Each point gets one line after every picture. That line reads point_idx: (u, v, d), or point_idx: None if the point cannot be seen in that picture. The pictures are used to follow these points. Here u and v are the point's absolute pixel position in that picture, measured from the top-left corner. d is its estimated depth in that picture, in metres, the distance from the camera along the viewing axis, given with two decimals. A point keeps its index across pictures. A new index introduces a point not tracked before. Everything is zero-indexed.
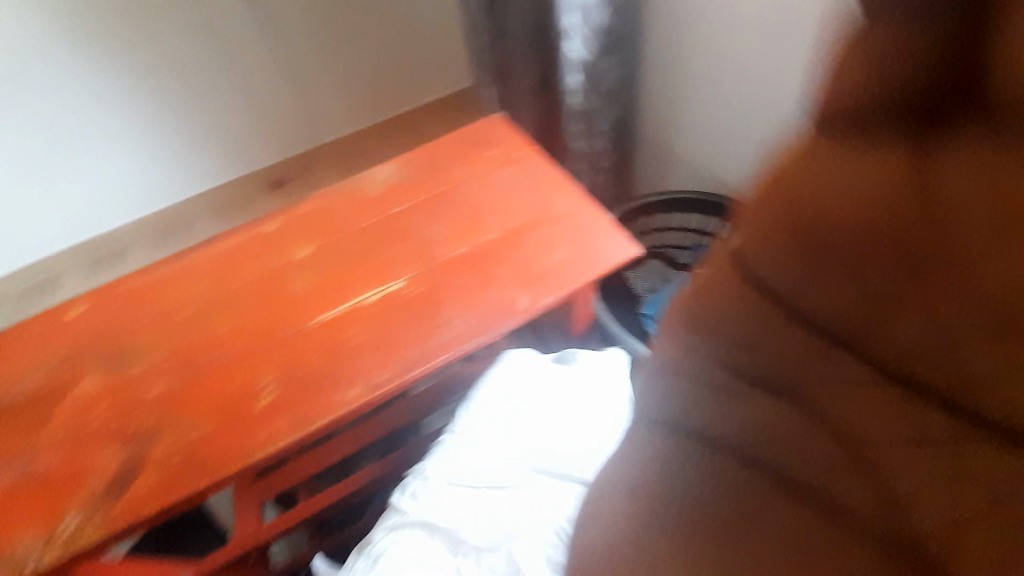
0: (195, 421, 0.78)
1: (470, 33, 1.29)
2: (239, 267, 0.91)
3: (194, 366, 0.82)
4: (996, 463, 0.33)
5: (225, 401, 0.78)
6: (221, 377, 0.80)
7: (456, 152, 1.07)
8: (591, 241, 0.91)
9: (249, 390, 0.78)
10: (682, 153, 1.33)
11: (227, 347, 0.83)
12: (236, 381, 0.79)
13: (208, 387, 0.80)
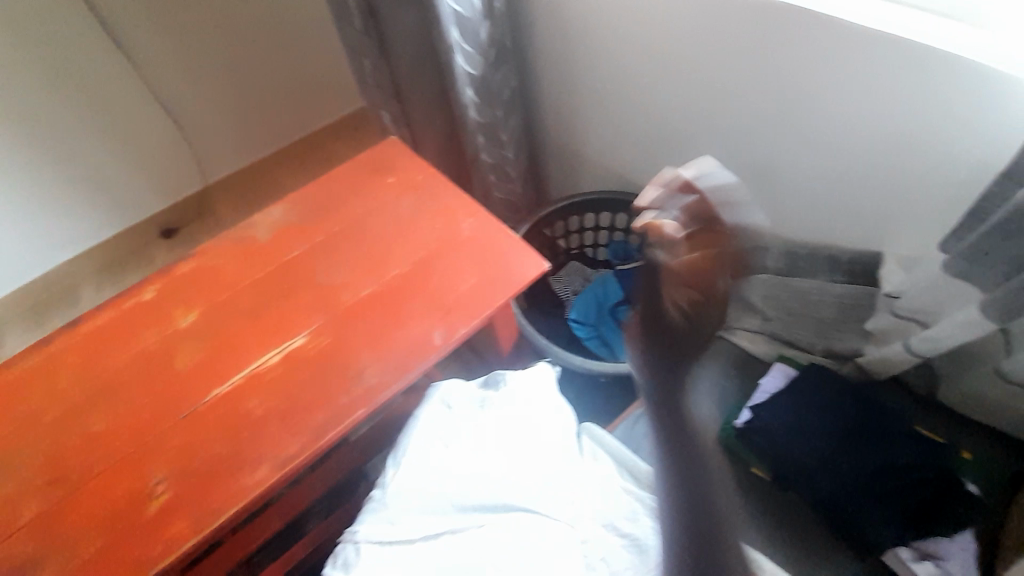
0: (78, 546, 0.67)
1: (353, 53, 1.21)
2: (108, 369, 0.80)
3: (72, 474, 0.72)
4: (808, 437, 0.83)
5: (111, 516, 0.68)
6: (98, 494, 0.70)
7: (352, 185, 1.00)
8: (488, 259, 0.88)
9: (139, 500, 0.69)
10: (589, 154, 1.33)
11: (97, 464, 0.71)
12: (116, 511, 0.68)
13: (85, 504, 0.69)
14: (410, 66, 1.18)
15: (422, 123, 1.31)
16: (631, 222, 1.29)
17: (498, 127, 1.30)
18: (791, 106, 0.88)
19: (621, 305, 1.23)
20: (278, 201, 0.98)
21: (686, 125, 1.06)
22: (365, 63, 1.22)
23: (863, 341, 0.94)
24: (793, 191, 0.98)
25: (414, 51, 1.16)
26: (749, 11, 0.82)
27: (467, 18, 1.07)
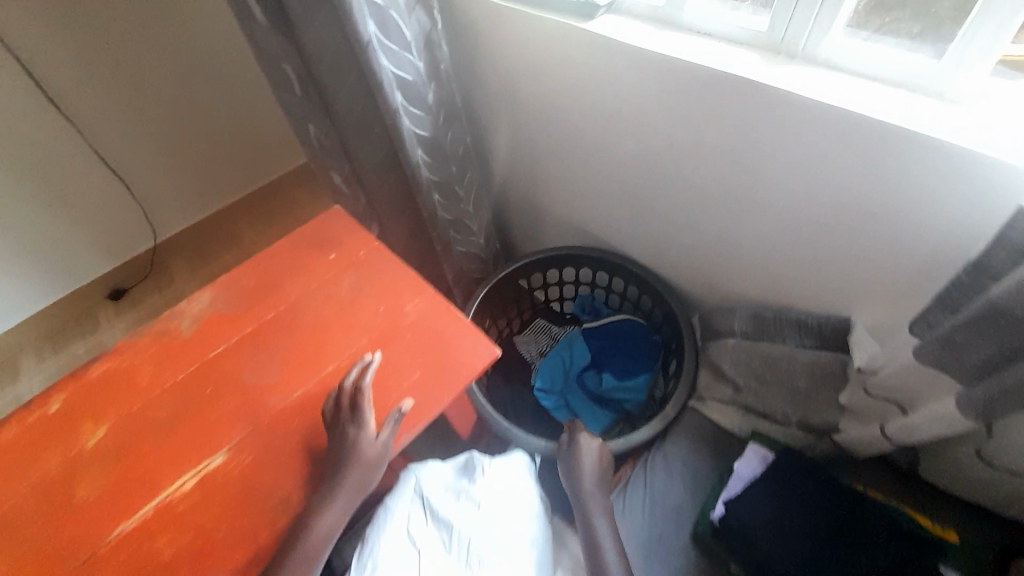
0: None
1: (296, 117, 1.15)
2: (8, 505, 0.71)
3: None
4: (769, 519, 0.78)
5: None
6: None
7: (289, 264, 0.93)
8: (426, 350, 0.82)
9: None
10: (549, 207, 1.28)
11: None
12: None
13: None
14: (356, 130, 1.13)
15: (375, 183, 1.25)
16: (595, 276, 1.25)
17: (453, 185, 1.25)
18: (747, 172, 0.84)
19: (586, 371, 1.21)
20: (206, 286, 0.90)
21: (644, 184, 1.02)
22: (311, 126, 1.16)
23: (839, 415, 0.88)
24: (752, 253, 0.95)
25: (360, 115, 1.10)
26: (700, 81, 0.78)
27: (412, 83, 1.02)
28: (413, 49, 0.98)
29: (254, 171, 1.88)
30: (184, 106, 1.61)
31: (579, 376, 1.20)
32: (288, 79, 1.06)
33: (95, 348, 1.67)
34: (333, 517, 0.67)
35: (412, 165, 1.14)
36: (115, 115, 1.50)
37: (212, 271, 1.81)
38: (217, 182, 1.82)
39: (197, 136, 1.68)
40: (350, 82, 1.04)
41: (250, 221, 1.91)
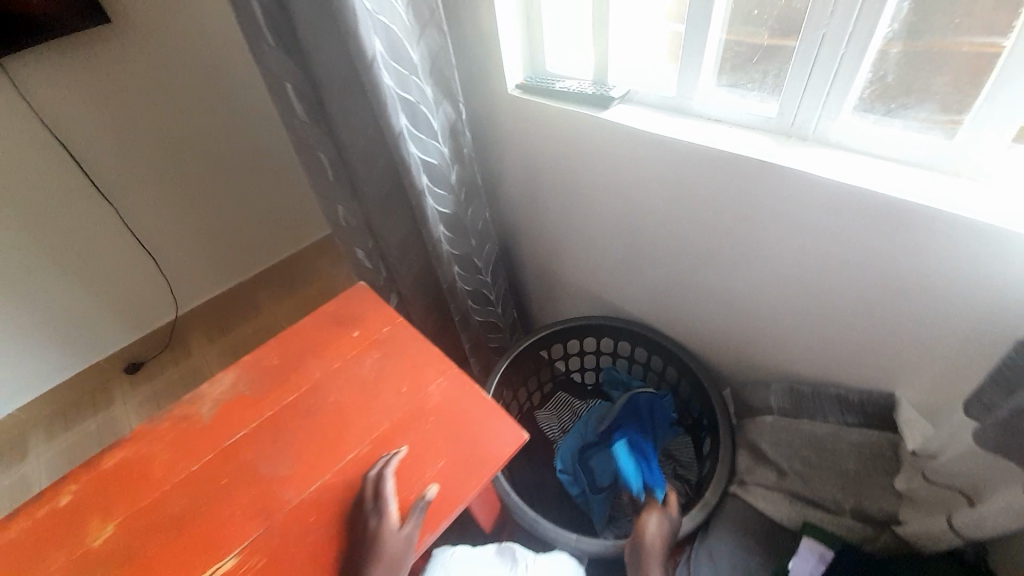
0: None
1: (325, 199, 1.21)
2: None
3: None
4: None
5: None
6: None
7: (313, 344, 0.93)
8: (449, 434, 0.79)
9: None
10: (569, 278, 1.29)
11: None
12: None
13: None
14: (382, 212, 1.17)
15: (397, 258, 1.28)
16: (617, 345, 1.22)
17: (472, 257, 1.27)
18: (771, 246, 0.84)
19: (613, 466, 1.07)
20: (229, 368, 0.89)
21: (664, 258, 1.03)
22: (339, 208, 1.22)
23: (896, 502, 0.80)
24: (779, 325, 0.93)
25: (385, 196, 1.15)
26: (717, 163, 0.81)
27: (436, 167, 1.07)
28: (439, 137, 1.05)
29: (280, 243, 1.97)
30: (220, 187, 1.73)
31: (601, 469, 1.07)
32: (320, 166, 1.12)
33: (112, 425, 1.65)
34: None
35: (435, 241, 1.17)
36: (157, 197, 1.62)
37: (229, 343, 1.84)
38: (244, 256, 1.90)
39: (229, 213, 1.79)
40: (377, 167, 1.10)
41: (274, 294, 1.98)
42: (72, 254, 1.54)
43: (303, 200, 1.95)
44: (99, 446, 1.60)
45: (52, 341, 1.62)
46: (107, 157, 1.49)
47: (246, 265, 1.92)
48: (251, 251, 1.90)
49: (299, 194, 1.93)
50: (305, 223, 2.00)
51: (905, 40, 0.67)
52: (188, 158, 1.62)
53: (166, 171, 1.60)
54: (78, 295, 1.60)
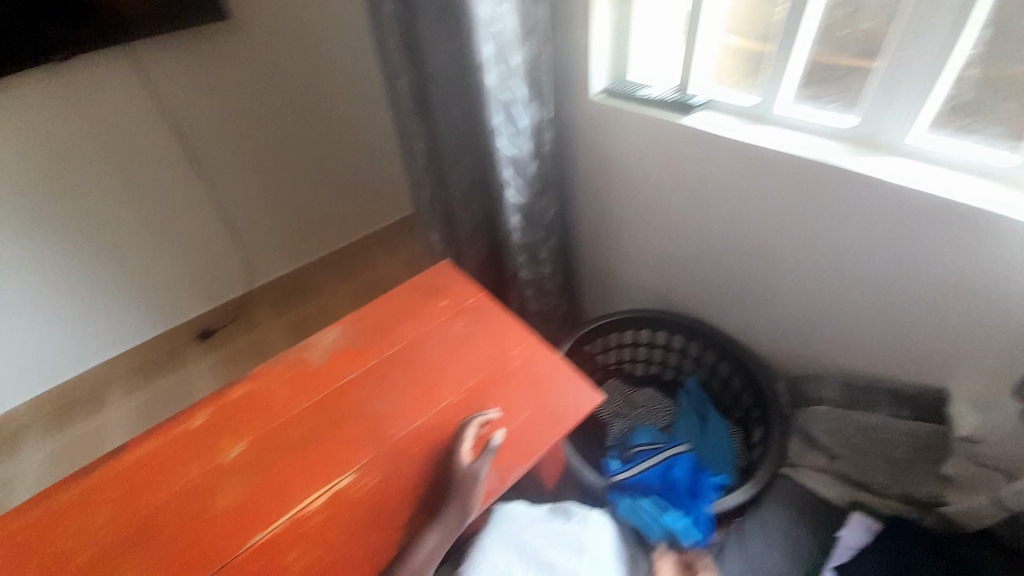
0: None
1: (414, 182, 1.35)
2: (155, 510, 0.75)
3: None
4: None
5: None
6: None
7: (407, 307, 1.03)
8: (533, 389, 0.88)
9: None
10: (627, 273, 1.38)
11: None
12: None
13: None
14: (462, 198, 1.29)
15: (468, 242, 1.39)
16: (671, 338, 1.27)
17: (537, 247, 1.37)
18: (834, 242, 0.92)
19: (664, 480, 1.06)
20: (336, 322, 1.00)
21: (727, 255, 1.11)
22: (424, 192, 1.35)
23: (939, 485, 0.87)
24: (837, 323, 1.00)
25: (469, 184, 1.27)
26: (791, 167, 0.89)
27: (518, 159, 1.19)
28: (524, 134, 1.16)
29: (345, 228, 2.16)
30: (301, 173, 1.93)
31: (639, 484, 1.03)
32: (415, 152, 1.26)
33: (187, 381, 1.80)
34: (432, 538, 0.68)
35: (507, 227, 1.28)
36: (248, 178, 1.81)
37: (290, 322, 1.97)
38: (314, 237, 2.09)
39: (305, 198, 1.98)
40: (465, 157, 1.23)
41: (336, 275, 2.14)
42: (169, 222, 1.73)
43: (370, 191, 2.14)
44: (175, 400, 1.74)
45: (141, 299, 1.79)
46: (211, 140, 1.68)
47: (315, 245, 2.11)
48: (321, 233, 2.10)
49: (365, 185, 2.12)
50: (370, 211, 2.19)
51: (984, 65, 0.77)
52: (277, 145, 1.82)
53: (257, 155, 1.79)
54: (170, 260, 1.78)
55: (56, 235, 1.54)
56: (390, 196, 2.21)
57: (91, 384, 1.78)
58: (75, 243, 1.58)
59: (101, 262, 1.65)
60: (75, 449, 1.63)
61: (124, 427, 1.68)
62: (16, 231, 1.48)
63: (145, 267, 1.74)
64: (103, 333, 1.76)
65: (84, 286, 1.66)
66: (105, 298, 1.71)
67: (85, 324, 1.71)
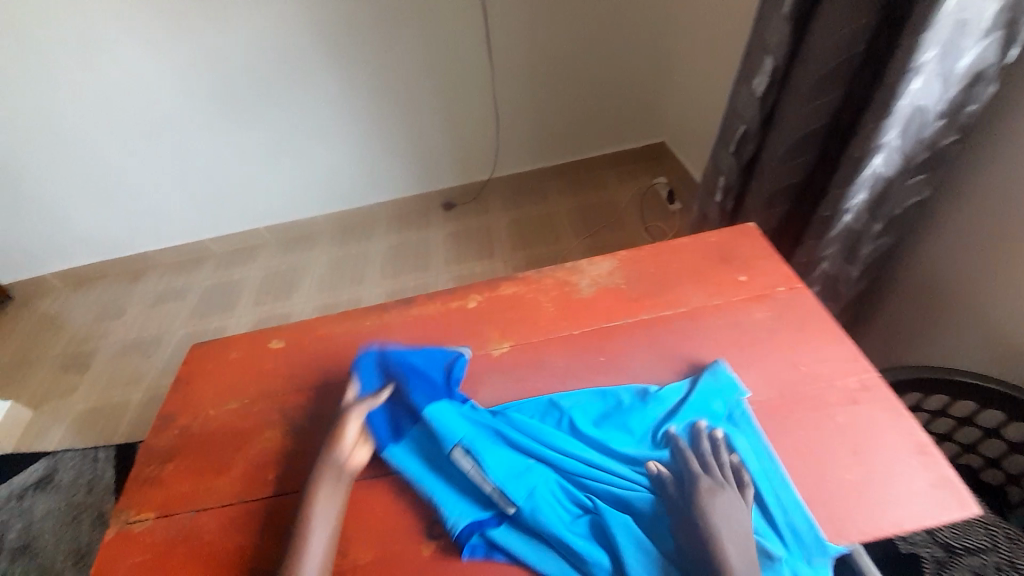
0: (354, 548, 0.64)
1: (729, 113, 1.08)
2: None
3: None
4: None
5: (384, 540, 0.64)
6: (380, 507, 0.67)
7: (694, 266, 0.85)
8: (855, 442, 0.62)
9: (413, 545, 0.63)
10: (992, 319, 0.95)
11: (389, 478, 0.69)
12: (399, 537, 0.64)
13: (363, 515, 0.67)
14: (791, 148, 1.00)
15: (765, 206, 1.11)
16: None
17: (862, 240, 1.03)
18: None
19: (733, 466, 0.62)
20: (609, 255, 0.91)
21: None
22: (736, 129, 1.08)
23: None
24: None
25: (812, 132, 0.97)
26: None
27: (921, 113, 0.85)
28: (950, 84, 0.82)
29: (597, 141, 2.13)
30: (581, 73, 1.95)
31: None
32: (757, 73, 0.98)
33: (427, 239, 2.06)
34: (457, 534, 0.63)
35: (844, 206, 0.96)
36: (531, 69, 1.90)
37: (519, 215, 2.07)
38: (565, 142, 2.11)
39: (574, 100, 2.01)
40: (830, 94, 0.92)
41: (569, 187, 2.14)
42: (457, 95, 1.93)
43: (639, 110, 2.07)
44: (416, 251, 2.02)
45: (410, 155, 2.06)
46: (518, 22, 1.79)
47: (563, 150, 2.13)
48: (574, 140, 2.12)
49: (635, 103, 2.04)
50: (627, 133, 2.12)
51: None
52: (570, 38, 1.85)
53: (549, 45, 1.86)
54: (446, 129, 2.01)
55: (371, 79, 1.85)
56: (650, 123, 2.11)
57: (363, 216, 2.18)
58: (389, 92, 1.88)
59: (400, 114, 1.94)
60: (345, 262, 2.05)
61: (377, 260, 2.02)
62: (360, 70, 1.82)
63: (427, 130, 2.00)
64: (383, 177, 2.11)
65: (381, 131, 1.98)
66: (393, 147, 2.02)
67: (373, 165, 2.06)
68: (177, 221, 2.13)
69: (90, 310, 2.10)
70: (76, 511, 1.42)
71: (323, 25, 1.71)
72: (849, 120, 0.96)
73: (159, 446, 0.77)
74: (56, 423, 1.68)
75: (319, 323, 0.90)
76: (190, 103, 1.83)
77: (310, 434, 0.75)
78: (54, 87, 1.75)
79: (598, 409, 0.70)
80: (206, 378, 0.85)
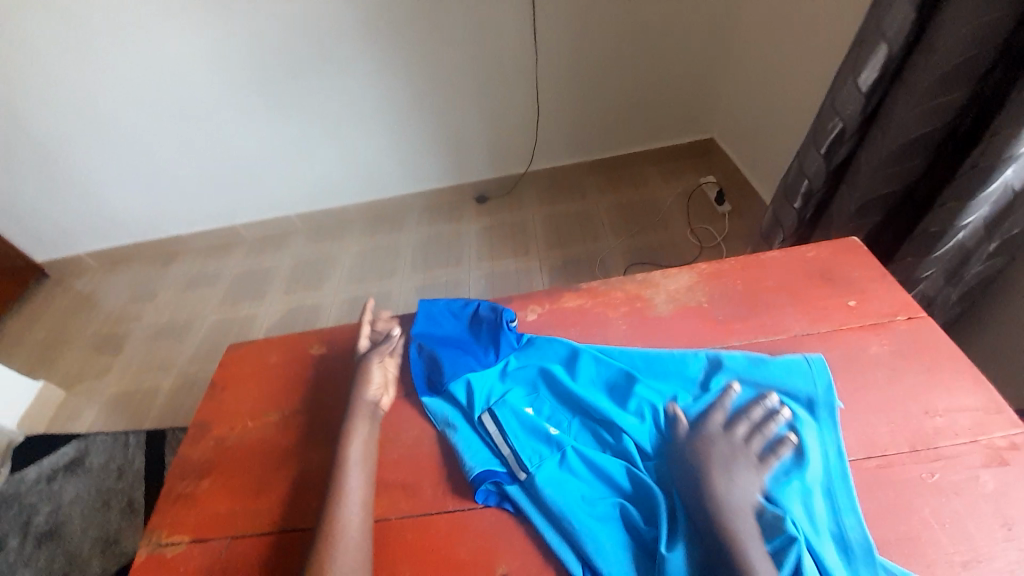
0: None
1: (824, 109, 0.96)
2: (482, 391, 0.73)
3: (418, 496, 0.66)
4: None
5: None
6: (434, 548, 0.61)
7: (787, 287, 0.76)
8: (1001, 514, 0.52)
9: None
10: None
11: (445, 516, 0.63)
12: None
13: (417, 556, 0.61)
14: (896, 152, 0.87)
15: (853, 216, 0.99)
16: None
17: (971, 260, 0.89)
18: None
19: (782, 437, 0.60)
20: (687, 268, 0.82)
21: None
22: (830, 126, 0.95)
23: None
24: None
25: (926, 135, 0.84)
26: None
27: None
28: None
29: (646, 137, 2.02)
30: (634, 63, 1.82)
31: (665, 547, 0.54)
32: (866, 65, 0.86)
33: (461, 233, 1.98)
34: None
35: (960, 222, 0.83)
36: (581, 58, 1.78)
37: (558, 212, 1.97)
38: (612, 137, 2.00)
39: (624, 93, 1.89)
40: (956, 92, 0.79)
41: (612, 184, 2.03)
42: (500, 84, 1.83)
43: (693, 105, 1.94)
44: (449, 246, 1.94)
45: (448, 146, 1.97)
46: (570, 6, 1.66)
47: (608, 145, 2.02)
48: (620, 136, 2.00)
49: (689, 97, 1.91)
50: (678, 129, 2.00)
51: None
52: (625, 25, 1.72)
53: (602, 33, 1.73)
54: (487, 120, 1.91)
55: (411, 64, 1.75)
56: (703, 120, 1.98)
57: (397, 208, 2.12)
58: (429, 78, 1.79)
59: (439, 102, 1.85)
60: (377, 253, 1.99)
61: (409, 252, 1.96)
62: (400, 55, 1.73)
63: (466, 119, 1.91)
64: (418, 167, 2.03)
65: (419, 119, 1.89)
66: (431, 136, 1.94)
67: (409, 154, 1.99)
68: (210, 206, 2.10)
69: (123, 291, 2.09)
70: (106, 496, 1.39)
71: (364, 5, 1.62)
72: (974, 123, 0.83)
73: (193, 458, 0.72)
74: (88, 405, 1.68)
75: (366, 330, 0.84)
76: (227, 85, 1.78)
77: None
78: (92, 65, 1.71)
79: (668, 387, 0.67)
80: (246, 383, 0.80)
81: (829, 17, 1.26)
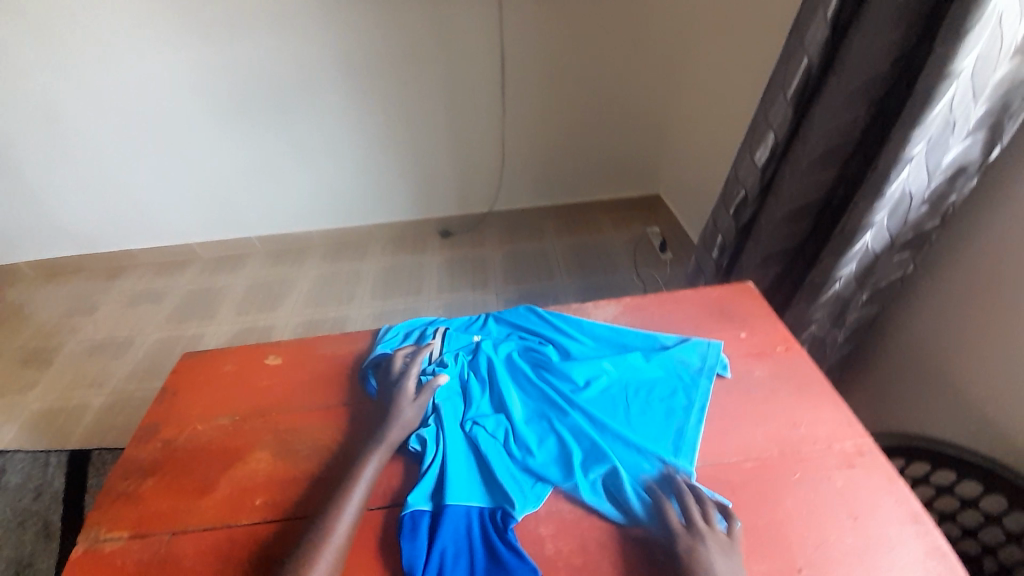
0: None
1: (731, 178, 1.15)
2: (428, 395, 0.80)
3: None
4: None
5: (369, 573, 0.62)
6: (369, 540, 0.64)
7: (695, 320, 0.89)
8: (844, 506, 0.64)
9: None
10: (973, 397, 0.94)
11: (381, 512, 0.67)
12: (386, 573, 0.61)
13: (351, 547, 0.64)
14: (787, 215, 1.06)
15: (759, 266, 1.16)
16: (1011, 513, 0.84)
17: (849, 307, 1.07)
18: None
19: (662, 388, 0.77)
20: (614, 300, 0.95)
21: None
22: (736, 192, 1.14)
23: None
24: None
25: (807, 202, 1.03)
26: None
27: (909, 198, 0.91)
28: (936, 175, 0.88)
29: (596, 188, 2.23)
30: (586, 122, 2.04)
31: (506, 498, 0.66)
32: (759, 146, 1.06)
33: (421, 263, 2.07)
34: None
35: (835, 274, 1.01)
36: (537, 114, 1.99)
37: (515, 248, 2.11)
38: (565, 185, 2.20)
39: (575, 148, 2.10)
40: (827, 170, 0.99)
41: (565, 226, 2.20)
42: (464, 131, 2.00)
43: (638, 163, 2.18)
44: (409, 274, 2.02)
45: (412, 181, 2.09)
46: (527, 69, 1.89)
47: (562, 191, 2.21)
48: (573, 185, 2.21)
49: (634, 156, 2.15)
50: (625, 183, 2.22)
51: None
52: (576, 90, 1.96)
53: (556, 93, 1.95)
54: (451, 162, 2.06)
55: (381, 107, 1.90)
56: (648, 176, 2.22)
57: (360, 236, 2.19)
58: (396, 120, 1.94)
59: (404, 143, 1.99)
60: (336, 279, 2.03)
61: (369, 279, 2.01)
62: (370, 97, 1.88)
63: (430, 160, 2.05)
64: (381, 201, 2.13)
65: (384, 156, 2.01)
66: (394, 172, 2.06)
67: (374, 188, 2.09)
68: (169, 223, 2.10)
69: (61, 304, 2.00)
70: (21, 518, 1.30)
71: (340, 53, 1.78)
72: (842, 198, 1.03)
73: (141, 458, 0.74)
74: (7, 422, 1.57)
75: (322, 343, 0.90)
76: (201, 110, 1.85)
77: (298, 457, 0.73)
78: (65, 78, 1.75)
79: (593, 372, 0.80)
80: (198, 389, 0.84)
81: (747, 102, 1.51)
